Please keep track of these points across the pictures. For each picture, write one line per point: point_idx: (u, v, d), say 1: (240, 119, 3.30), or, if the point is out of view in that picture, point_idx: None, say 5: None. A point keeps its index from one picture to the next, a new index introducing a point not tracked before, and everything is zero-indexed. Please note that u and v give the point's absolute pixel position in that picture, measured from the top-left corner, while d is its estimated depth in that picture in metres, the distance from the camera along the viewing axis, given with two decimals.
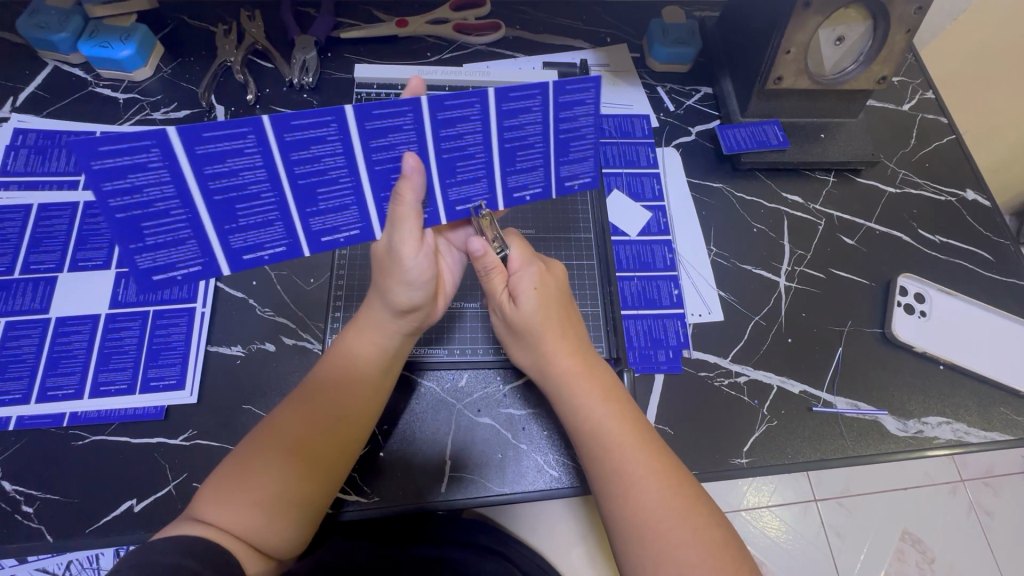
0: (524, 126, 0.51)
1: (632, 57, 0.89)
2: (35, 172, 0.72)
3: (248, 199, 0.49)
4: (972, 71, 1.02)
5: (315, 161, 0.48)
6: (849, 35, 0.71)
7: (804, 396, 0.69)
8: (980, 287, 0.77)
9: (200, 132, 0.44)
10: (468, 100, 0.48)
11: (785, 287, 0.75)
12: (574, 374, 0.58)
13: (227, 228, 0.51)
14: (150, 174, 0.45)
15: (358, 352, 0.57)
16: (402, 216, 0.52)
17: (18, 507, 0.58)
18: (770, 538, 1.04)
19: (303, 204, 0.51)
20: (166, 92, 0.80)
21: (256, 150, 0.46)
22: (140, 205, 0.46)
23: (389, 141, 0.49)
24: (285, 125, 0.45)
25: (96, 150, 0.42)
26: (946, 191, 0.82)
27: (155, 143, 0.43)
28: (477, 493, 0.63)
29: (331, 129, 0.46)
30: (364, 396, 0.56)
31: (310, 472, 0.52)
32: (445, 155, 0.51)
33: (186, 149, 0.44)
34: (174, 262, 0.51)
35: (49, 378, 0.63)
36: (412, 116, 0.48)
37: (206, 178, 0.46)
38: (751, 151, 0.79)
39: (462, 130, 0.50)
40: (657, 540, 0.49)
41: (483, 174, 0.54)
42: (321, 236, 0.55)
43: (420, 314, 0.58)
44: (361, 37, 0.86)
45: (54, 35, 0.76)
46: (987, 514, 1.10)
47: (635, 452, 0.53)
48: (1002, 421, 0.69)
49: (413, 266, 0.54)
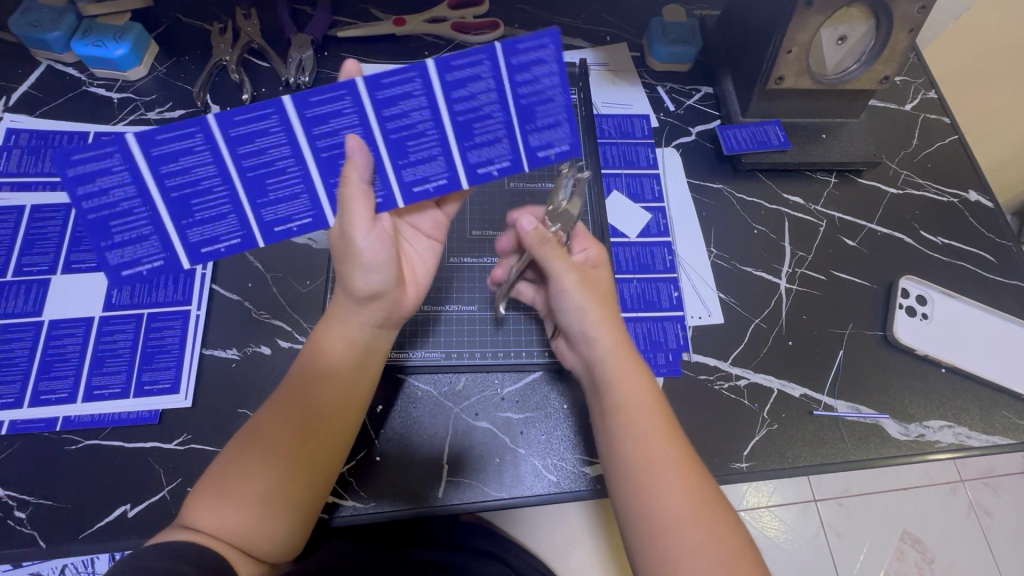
0: (476, 96, 0.49)
1: (631, 56, 0.88)
2: (28, 173, 0.72)
3: (203, 195, 0.49)
4: (975, 69, 1.01)
5: (260, 153, 0.48)
6: (851, 34, 0.71)
7: (805, 400, 0.68)
8: (982, 289, 0.76)
9: (154, 134, 0.45)
10: (405, 75, 0.46)
11: (785, 289, 0.74)
12: (620, 364, 0.57)
13: (185, 223, 0.50)
14: (112, 177, 0.46)
15: (329, 347, 0.55)
16: (351, 195, 0.49)
17: (10, 512, 0.57)
18: (768, 537, 1.02)
19: (253, 195, 0.51)
20: (160, 91, 0.79)
21: (206, 148, 0.47)
22: (107, 206, 0.47)
23: (331, 127, 0.48)
24: (229, 121, 0.46)
25: (68, 158, 0.44)
26: (948, 192, 0.82)
27: (114, 147, 0.45)
28: (476, 498, 0.62)
29: (274, 121, 0.47)
30: (341, 391, 0.54)
31: (294, 473, 0.51)
32: (393, 134, 0.50)
33: (143, 152, 0.46)
34: (140, 258, 0.51)
35: (42, 381, 0.62)
36: (350, 99, 0.47)
37: (163, 177, 0.47)
38: (751, 152, 0.78)
39: (407, 107, 0.48)
40: (685, 544, 0.48)
41: (440, 151, 0.52)
42: (274, 226, 0.53)
43: (385, 301, 0.56)
44: (357, 35, 0.85)
45: (47, 34, 0.75)
46: (987, 514, 1.09)
47: (664, 447, 0.53)
48: (1003, 425, 0.69)
49: (366, 247, 0.52)
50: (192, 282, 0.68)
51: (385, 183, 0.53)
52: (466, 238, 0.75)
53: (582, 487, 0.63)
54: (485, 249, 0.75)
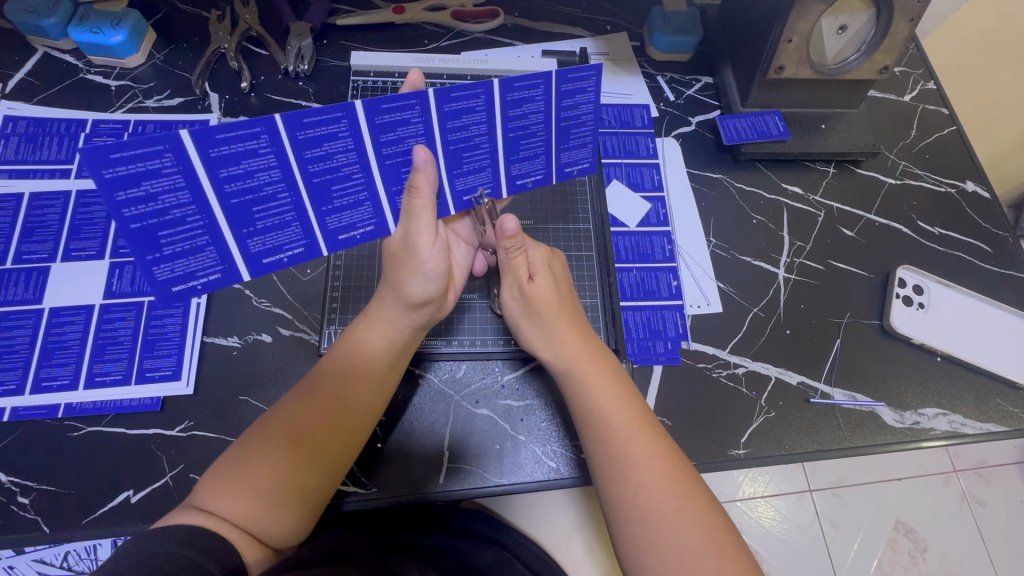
0: (527, 115, 0.53)
1: (632, 45, 0.88)
2: (26, 160, 0.71)
3: (265, 201, 0.50)
4: (973, 60, 1.01)
5: (327, 159, 0.49)
6: (852, 24, 0.70)
7: (802, 388, 0.69)
8: (978, 278, 0.77)
9: (213, 134, 0.43)
10: (474, 92, 0.50)
11: (784, 279, 0.75)
12: (580, 354, 0.59)
13: (245, 233, 0.51)
14: (163, 180, 0.44)
15: (367, 346, 0.57)
16: (419, 207, 0.54)
17: (13, 498, 0.57)
18: (763, 526, 1.04)
19: (318, 204, 0.52)
20: (158, 79, 0.79)
21: (270, 151, 0.47)
22: (155, 214, 0.46)
23: (398, 135, 0.50)
24: (297, 123, 0.46)
25: (108, 158, 0.41)
26: (945, 183, 0.82)
27: (167, 148, 0.43)
28: (474, 484, 0.63)
29: (342, 125, 0.48)
30: (371, 386, 0.56)
31: (314, 462, 0.51)
32: (452, 146, 0.53)
33: (199, 153, 0.44)
34: (194, 271, 0.51)
35: (43, 368, 0.62)
36: (419, 110, 0.49)
37: (221, 182, 0.46)
38: (750, 141, 0.79)
39: (468, 121, 0.52)
40: (658, 524, 0.49)
41: (488, 164, 0.57)
42: (338, 235, 0.56)
43: (431, 307, 0.58)
44: (357, 23, 0.84)
45: (43, 20, 0.74)
46: (979, 503, 1.10)
47: (633, 427, 0.54)
48: (997, 412, 0.69)
49: (428, 258, 0.55)
50: None
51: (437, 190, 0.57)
52: None
53: (579, 474, 0.64)
54: None
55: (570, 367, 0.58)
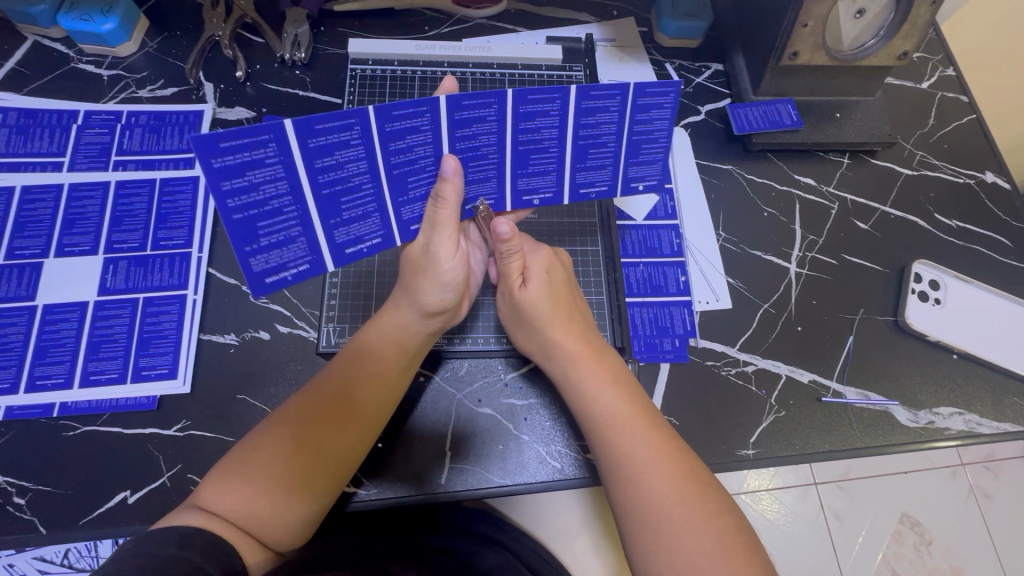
0: (599, 125, 0.53)
1: (640, 31, 0.85)
2: (19, 153, 0.69)
3: (352, 192, 0.49)
4: (992, 45, 0.97)
5: (408, 151, 0.49)
6: (870, 7, 0.67)
7: (813, 386, 0.67)
8: (996, 273, 0.74)
9: (314, 124, 0.44)
10: (551, 96, 0.50)
11: (795, 273, 0.72)
12: (581, 356, 0.57)
13: (333, 223, 0.51)
14: (265, 170, 0.44)
15: (378, 351, 0.56)
16: (444, 218, 0.53)
17: (9, 499, 0.56)
18: (768, 520, 1.03)
19: (395, 193, 0.52)
20: (152, 68, 0.76)
21: (361, 142, 0.47)
22: (255, 205, 0.46)
23: (472, 131, 0.50)
24: (386, 114, 0.46)
25: (217, 147, 0.41)
26: (964, 174, 0.80)
27: (271, 136, 0.43)
28: (477, 484, 0.62)
29: (425, 119, 0.48)
30: (382, 390, 0.55)
31: (324, 468, 0.50)
32: (521, 147, 0.53)
33: (300, 143, 0.44)
34: (287, 262, 0.51)
35: (38, 367, 0.61)
36: (429, 117, 0.47)
37: (316, 172, 0.47)
38: (762, 132, 0.76)
39: (541, 125, 0.52)
40: (667, 526, 0.47)
41: (554, 168, 0.56)
42: (410, 226, 0.56)
43: (444, 315, 0.57)
44: (355, 10, 0.82)
45: (32, 7, 0.72)
46: (985, 497, 1.08)
47: (637, 425, 0.53)
48: (1014, 411, 0.68)
49: (449, 269, 0.54)
50: (188, 266, 0.67)
51: (499, 186, 0.57)
52: None
53: (584, 474, 0.63)
54: None
55: (567, 368, 0.57)
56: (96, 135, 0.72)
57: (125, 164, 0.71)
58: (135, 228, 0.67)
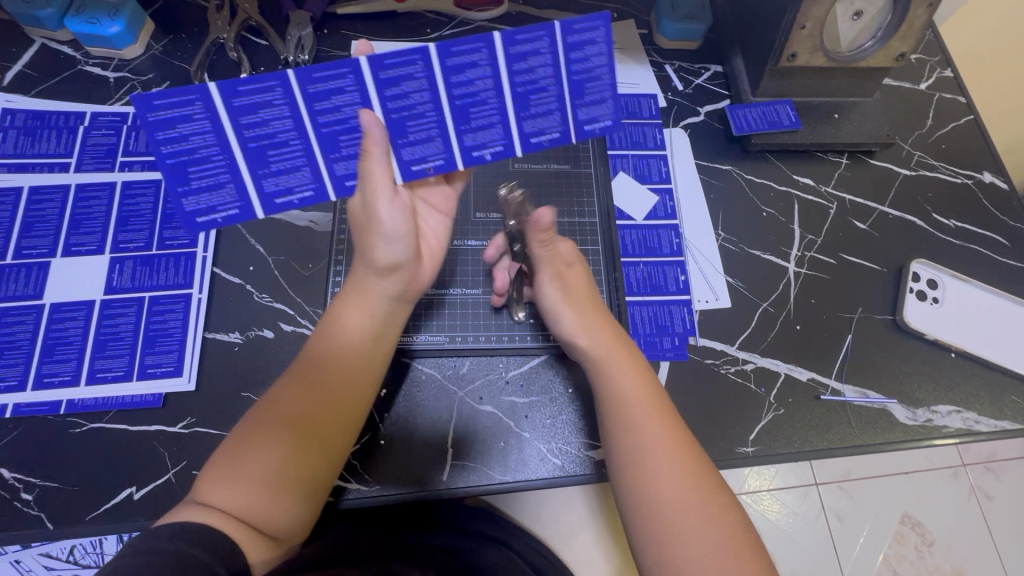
0: (591, 58, 0.49)
1: (639, 33, 0.86)
2: (26, 154, 0.70)
3: (351, 132, 0.50)
4: (990, 47, 0.98)
5: (404, 96, 0.48)
6: (867, 9, 0.68)
7: (812, 384, 0.67)
8: (994, 272, 0.75)
9: (312, 72, 0.46)
10: (539, 32, 0.47)
11: (794, 272, 0.73)
12: (607, 346, 0.58)
13: (333, 158, 0.51)
14: (273, 110, 0.47)
15: (347, 323, 0.55)
16: (372, 170, 0.50)
17: (17, 495, 0.57)
18: (769, 520, 1.03)
19: (394, 135, 0.51)
20: (157, 71, 0.77)
21: (356, 89, 0.47)
22: (186, 152, 0.48)
23: (466, 76, 0.48)
24: (378, 63, 0.46)
25: (235, 89, 0.46)
26: (962, 174, 0.80)
27: (278, 83, 0.46)
28: (479, 481, 0.62)
29: (418, 67, 0.47)
30: (356, 361, 0.55)
31: (311, 447, 0.51)
32: (519, 89, 0.50)
33: (300, 87, 0.46)
34: (294, 186, 0.52)
35: (45, 365, 0.62)
36: (421, 64, 0.47)
37: (316, 114, 0.48)
38: (761, 132, 0.77)
39: (535, 64, 0.49)
40: (676, 522, 0.48)
41: (557, 106, 0.52)
42: (411, 166, 0.53)
43: (406, 272, 0.56)
44: (357, 13, 0.83)
45: (40, 10, 0.73)
46: (987, 498, 1.08)
47: (657, 420, 0.53)
48: (1012, 409, 0.68)
49: (388, 220, 0.52)
50: (193, 265, 0.67)
51: (504, 133, 0.53)
52: (470, 221, 0.74)
53: (585, 472, 0.63)
54: (489, 232, 0.74)
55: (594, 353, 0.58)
56: (102, 136, 0.72)
57: (131, 164, 0.71)
58: (141, 228, 0.68)
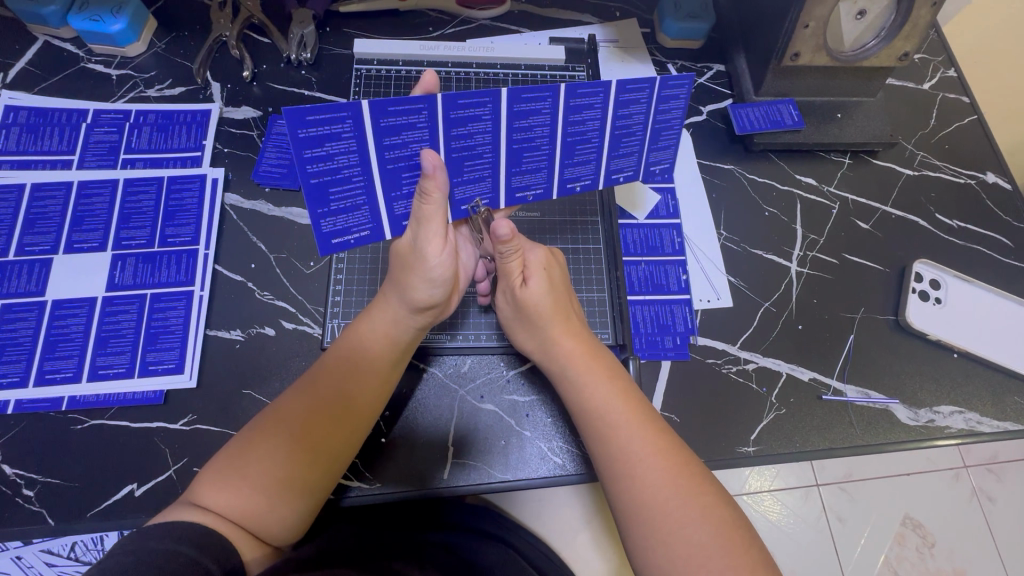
0: (672, 111, 0.57)
1: (642, 32, 0.86)
2: (29, 151, 0.70)
3: (474, 158, 0.54)
4: (993, 47, 0.97)
5: (528, 130, 0.53)
6: (871, 9, 0.67)
7: (814, 384, 0.67)
8: (997, 272, 0.75)
9: (458, 98, 0.48)
10: (643, 86, 0.53)
11: (796, 272, 0.73)
12: (579, 356, 0.58)
13: (454, 182, 0.55)
14: (414, 132, 0.49)
15: (368, 345, 0.57)
16: (430, 215, 0.53)
17: (19, 490, 0.57)
18: (769, 521, 1.03)
19: (511, 165, 0.56)
20: (160, 68, 0.78)
21: (490, 118, 0.51)
22: (329, 172, 0.49)
23: (581, 117, 0.54)
24: (516, 97, 0.50)
25: (384, 110, 0.47)
26: (965, 174, 0.80)
27: (424, 106, 0.48)
28: (480, 480, 0.62)
29: (546, 104, 0.52)
30: (373, 383, 0.55)
31: (313, 459, 0.51)
32: (615, 132, 0.57)
33: (444, 113, 0.49)
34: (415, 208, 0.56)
35: (47, 360, 0.62)
36: (550, 101, 0.52)
37: (451, 138, 0.51)
38: (764, 132, 0.77)
39: (632, 111, 0.55)
40: (663, 519, 0.48)
41: (636, 151, 0.60)
42: (515, 192, 0.59)
43: (434, 310, 0.58)
44: (359, 10, 0.82)
45: (42, 8, 0.73)
46: (988, 500, 1.08)
47: (633, 415, 0.53)
48: (1014, 410, 0.68)
49: (436, 264, 0.54)
50: (195, 263, 0.67)
51: (595, 168, 0.60)
52: None
53: (585, 470, 0.63)
54: None
55: (567, 369, 0.58)
56: (105, 133, 0.73)
57: (134, 162, 0.72)
58: (144, 225, 0.68)
